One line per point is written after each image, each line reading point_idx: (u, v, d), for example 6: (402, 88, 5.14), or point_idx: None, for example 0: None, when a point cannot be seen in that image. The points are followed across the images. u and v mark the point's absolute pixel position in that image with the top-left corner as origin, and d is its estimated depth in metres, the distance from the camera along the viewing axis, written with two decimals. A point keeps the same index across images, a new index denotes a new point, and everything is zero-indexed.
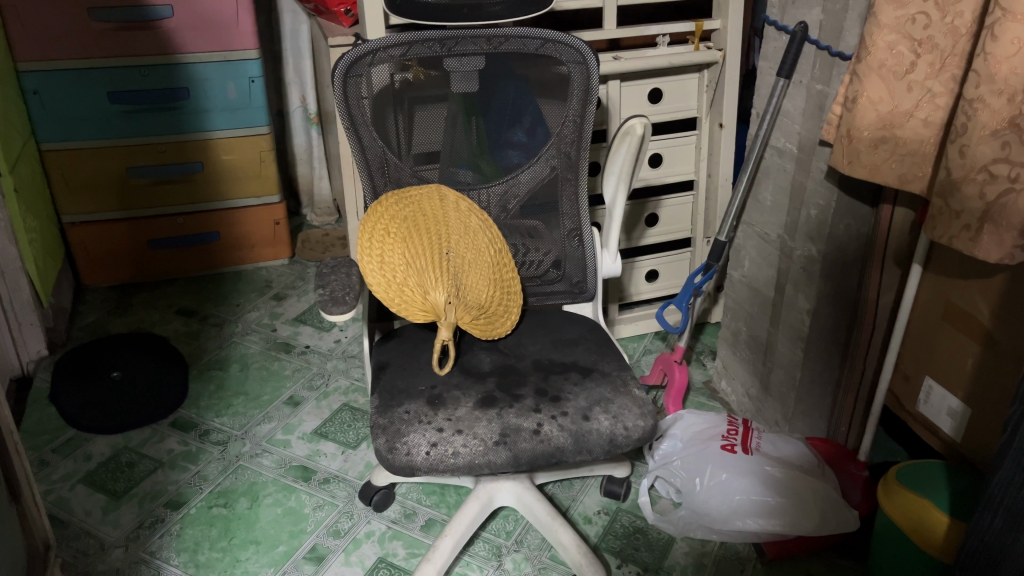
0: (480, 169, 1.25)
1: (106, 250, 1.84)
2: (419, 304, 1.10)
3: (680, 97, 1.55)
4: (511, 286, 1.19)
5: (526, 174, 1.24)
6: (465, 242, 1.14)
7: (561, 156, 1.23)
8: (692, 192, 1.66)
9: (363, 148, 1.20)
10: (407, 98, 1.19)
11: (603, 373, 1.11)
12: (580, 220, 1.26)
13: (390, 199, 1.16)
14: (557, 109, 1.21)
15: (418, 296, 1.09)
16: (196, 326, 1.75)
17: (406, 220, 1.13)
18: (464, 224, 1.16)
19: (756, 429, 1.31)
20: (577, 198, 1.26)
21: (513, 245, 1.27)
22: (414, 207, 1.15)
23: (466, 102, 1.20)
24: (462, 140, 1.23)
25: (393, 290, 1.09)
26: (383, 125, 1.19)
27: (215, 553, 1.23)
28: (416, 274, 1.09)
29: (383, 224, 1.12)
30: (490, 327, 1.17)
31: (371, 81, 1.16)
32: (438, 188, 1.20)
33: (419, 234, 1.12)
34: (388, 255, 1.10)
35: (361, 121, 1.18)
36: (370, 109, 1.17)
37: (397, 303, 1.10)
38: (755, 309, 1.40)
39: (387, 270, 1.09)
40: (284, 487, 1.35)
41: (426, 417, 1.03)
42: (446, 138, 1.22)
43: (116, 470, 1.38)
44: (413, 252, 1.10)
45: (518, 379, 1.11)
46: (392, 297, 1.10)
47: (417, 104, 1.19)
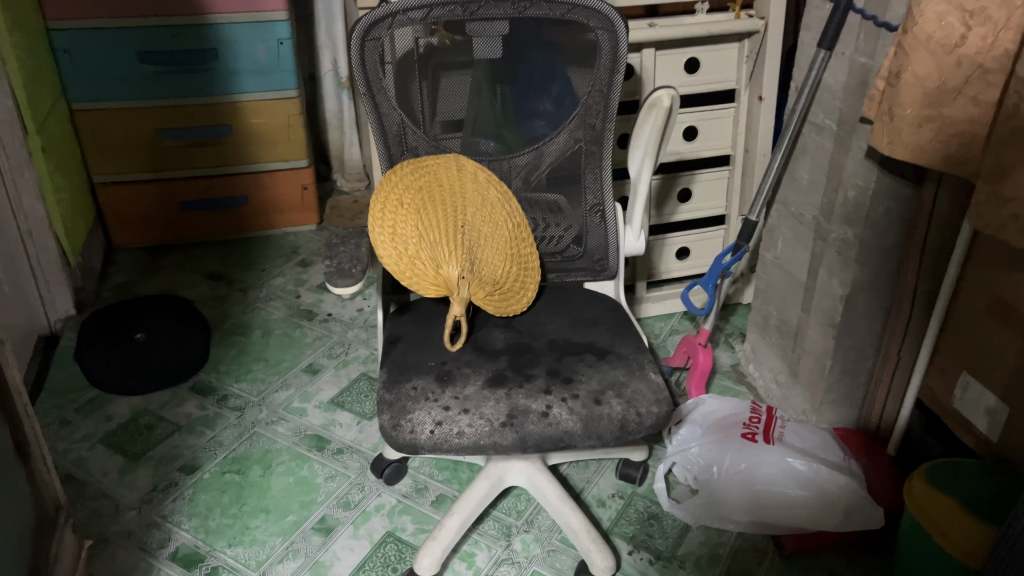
0: (502, 140, 1.21)
1: (136, 212, 1.84)
2: (430, 277, 1.07)
3: (718, 68, 1.49)
4: (528, 261, 1.17)
5: (549, 145, 1.20)
6: (480, 214, 1.12)
7: (586, 128, 1.18)
8: (728, 168, 1.60)
9: (380, 115, 1.16)
10: (428, 64, 1.15)
11: (619, 355, 1.07)
12: (605, 195, 1.21)
13: (407, 169, 1.13)
14: (584, 79, 1.16)
15: (430, 269, 1.06)
16: (222, 290, 1.75)
17: (421, 191, 1.09)
18: (481, 196, 1.13)
19: (780, 417, 1.26)
20: (602, 173, 1.21)
21: (534, 219, 1.23)
22: (430, 177, 1.12)
23: (489, 69, 1.16)
24: (485, 109, 1.19)
25: (404, 263, 1.06)
26: (403, 93, 1.16)
27: (226, 519, 1.23)
28: (429, 246, 1.06)
29: (395, 194, 1.09)
30: (505, 303, 1.15)
31: (390, 46, 1.12)
32: (457, 160, 1.16)
33: (434, 205, 1.08)
34: (400, 226, 1.06)
35: (379, 87, 1.14)
36: (389, 75, 1.14)
37: (408, 276, 1.07)
38: (786, 292, 1.34)
39: (398, 242, 1.06)
40: (297, 456, 1.34)
41: (434, 394, 1.01)
42: (467, 106, 1.18)
43: (135, 432, 1.38)
44: (426, 224, 1.07)
45: (531, 358, 1.07)
46: (403, 270, 1.07)
47: (437, 71, 1.15)
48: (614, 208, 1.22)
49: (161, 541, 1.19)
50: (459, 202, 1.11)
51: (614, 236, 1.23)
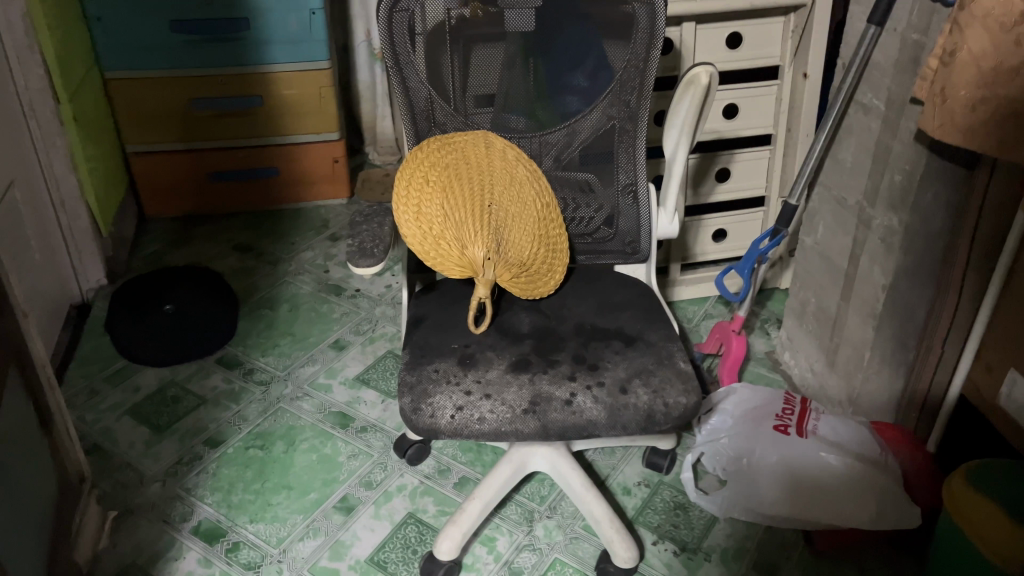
0: (533, 116, 1.17)
1: (167, 182, 1.84)
2: (456, 258, 1.04)
3: (762, 43, 1.43)
4: (556, 242, 1.13)
5: (582, 122, 1.16)
6: (508, 192, 1.09)
7: (621, 104, 1.14)
8: (769, 147, 1.54)
9: (407, 89, 1.13)
10: (458, 37, 1.11)
11: (647, 343, 1.04)
12: (638, 175, 1.17)
13: (433, 145, 1.10)
14: (620, 54, 1.11)
15: (456, 249, 1.04)
16: (251, 262, 1.75)
17: (447, 169, 1.06)
18: (510, 174, 1.10)
19: (815, 409, 1.21)
20: (636, 151, 1.17)
21: (564, 198, 1.19)
22: (457, 154, 1.09)
23: (521, 42, 1.12)
24: (516, 84, 1.15)
25: (430, 244, 1.04)
26: (432, 66, 1.12)
27: (248, 495, 1.22)
28: (456, 225, 1.03)
29: (421, 171, 1.06)
30: (532, 286, 1.12)
31: (419, 17, 1.08)
32: (487, 137, 1.13)
33: (459, 183, 1.06)
34: (425, 205, 1.03)
35: (407, 61, 1.11)
36: (417, 48, 1.10)
37: (433, 257, 1.04)
38: (825, 279, 1.30)
39: (424, 221, 1.03)
40: (321, 433, 1.33)
41: (456, 378, 0.98)
42: (498, 81, 1.14)
43: (162, 404, 1.39)
44: (452, 204, 1.04)
45: (557, 343, 1.05)
46: (428, 251, 1.04)
47: (467, 43, 1.11)
48: (647, 188, 1.18)
49: (184, 514, 1.19)
50: (485, 180, 1.08)
51: (647, 218, 1.19)
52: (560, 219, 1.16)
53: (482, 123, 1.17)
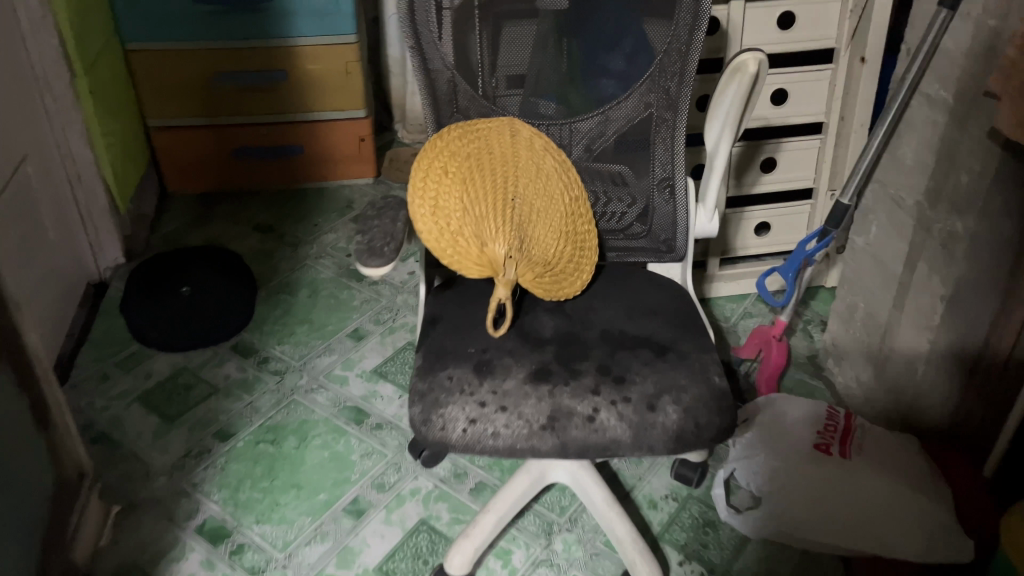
0: (565, 101, 1.08)
1: (190, 158, 1.79)
2: (474, 257, 0.97)
3: (817, 23, 1.32)
4: (584, 240, 1.06)
5: (616, 110, 1.07)
6: (532, 185, 1.01)
7: (660, 91, 1.05)
8: (820, 137, 1.44)
9: (428, 71, 1.05)
10: (485, 15, 1.02)
11: (680, 354, 0.96)
12: (677, 169, 1.08)
13: (455, 133, 1.02)
14: (659, 35, 1.02)
15: (474, 247, 0.96)
16: (272, 244, 1.69)
17: (468, 160, 0.99)
18: (534, 165, 1.03)
19: (861, 426, 1.12)
20: (674, 142, 1.07)
21: (595, 192, 1.11)
22: (478, 143, 1.01)
23: (552, 21, 1.03)
24: (548, 68, 1.06)
25: (447, 242, 0.96)
26: (456, 47, 1.04)
27: (256, 493, 1.17)
28: (475, 221, 0.96)
29: (440, 162, 0.98)
30: (557, 287, 1.04)
31: None
32: (511, 124, 1.05)
33: (480, 176, 0.98)
34: (442, 198, 0.96)
35: (429, 41, 1.03)
36: (440, 27, 1.02)
37: (449, 255, 0.97)
38: (877, 284, 1.20)
39: (441, 216, 0.96)
40: (334, 429, 1.28)
41: (470, 387, 0.91)
42: (527, 65, 1.06)
43: (173, 392, 1.34)
44: (471, 199, 0.96)
45: (581, 351, 0.97)
46: (443, 248, 0.96)
47: (494, 22, 1.03)
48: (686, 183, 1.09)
49: (189, 512, 1.15)
50: (508, 173, 1.00)
51: (685, 217, 1.09)
52: (589, 213, 1.08)
53: (509, 108, 1.08)
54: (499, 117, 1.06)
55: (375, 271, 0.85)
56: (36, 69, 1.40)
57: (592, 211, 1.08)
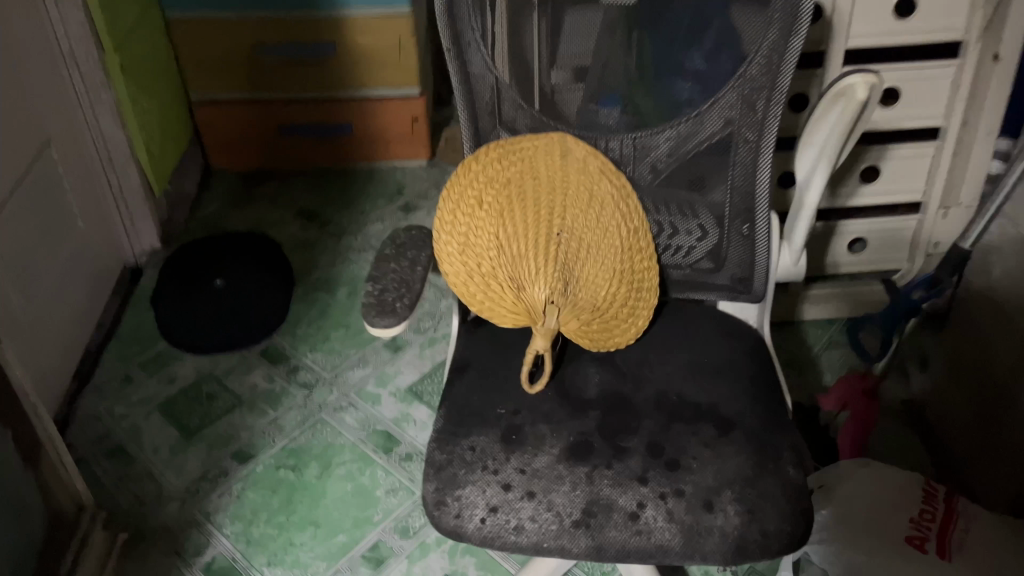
0: (624, 117, 0.90)
1: (234, 134, 1.68)
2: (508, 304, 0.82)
3: (945, 13, 1.10)
4: (641, 280, 0.90)
5: (687, 126, 0.89)
6: (582, 219, 0.86)
7: (742, 107, 0.85)
8: (937, 144, 1.22)
9: (467, 72, 0.88)
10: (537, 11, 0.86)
11: (747, 435, 0.80)
12: (757, 202, 0.89)
13: (493, 158, 0.86)
14: (745, 36, 0.82)
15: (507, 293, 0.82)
16: (314, 233, 1.58)
17: (506, 189, 0.84)
18: (587, 194, 0.87)
19: (965, 518, 0.93)
20: (756, 170, 0.88)
21: (659, 220, 0.94)
22: (523, 167, 0.86)
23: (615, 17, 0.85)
24: (608, 75, 0.88)
25: (477, 286, 0.82)
26: (501, 48, 0.87)
27: (271, 529, 1.08)
28: (510, 263, 0.82)
29: (473, 191, 0.83)
30: (607, 336, 0.89)
31: None
32: (563, 148, 0.88)
33: (518, 209, 0.84)
34: (472, 236, 0.82)
35: (469, 39, 0.86)
36: (482, 23, 0.85)
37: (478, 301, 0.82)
38: (995, 337, 1.01)
39: (471, 258, 0.82)
40: (360, 457, 1.17)
41: (494, 463, 0.78)
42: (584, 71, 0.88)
43: (195, 401, 1.25)
44: (506, 236, 0.82)
45: (629, 422, 0.82)
46: (472, 293, 0.82)
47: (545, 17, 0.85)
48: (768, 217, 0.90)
49: (198, 546, 1.06)
50: (552, 206, 0.85)
51: (765, 258, 0.91)
52: (648, 251, 0.91)
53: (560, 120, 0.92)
54: (549, 134, 0.88)
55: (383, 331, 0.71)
56: (63, 46, 1.30)
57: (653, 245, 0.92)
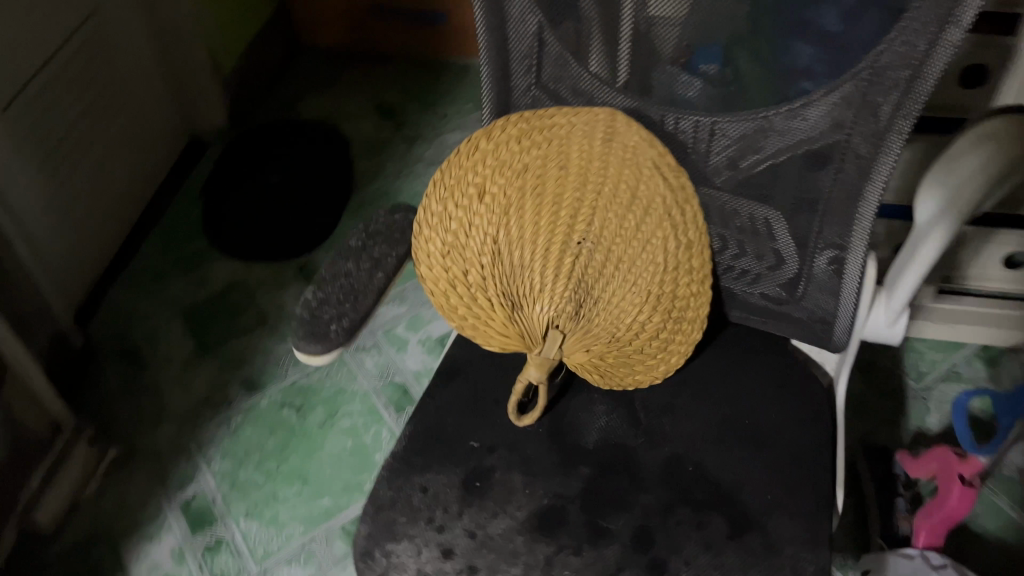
0: (698, 100, 0.68)
1: (323, 9, 1.53)
2: (497, 325, 0.65)
3: None
4: (683, 311, 0.70)
5: (777, 126, 0.65)
6: (612, 228, 0.67)
7: (854, 115, 0.61)
8: None
9: (498, 13, 0.67)
10: None
11: (764, 547, 0.63)
12: (854, 237, 0.67)
13: (512, 137, 0.68)
14: (877, 16, 0.57)
15: (496, 312, 0.65)
16: (387, 134, 1.44)
17: (519, 177, 0.66)
18: (626, 195, 0.68)
19: None
20: (859, 197, 0.65)
21: (725, 234, 0.73)
22: (548, 150, 0.67)
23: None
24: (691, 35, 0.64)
25: (460, 301, 0.65)
26: None
27: (257, 476, 1.01)
28: (505, 276, 0.65)
29: (476, 175, 0.66)
30: (625, 372, 0.71)
31: None
32: (609, 131, 0.68)
33: (530, 206, 0.66)
34: (464, 234, 0.65)
35: None
36: None
37: (461, 316, 0.66)
38: None
39: (457, 261, 0.65)
40: (369, 411, 1.07)
41: (442, 519, 0.65)
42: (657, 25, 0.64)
43: (220, 312, 1.18)
44: (506, 240, 0.65)
45: (621, 494, 0.66)
46: (453, 306, 0.66)
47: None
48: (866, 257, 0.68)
49: (183, 479, 1.01)
50: (577, 205, 0.67)
51: (851, 308, 0.70)
52: (698, 276, 0.71)
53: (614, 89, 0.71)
54: (595, 110, 0.69)
55: (312, 358, 0.58)
56: None
57: (709, 264, 0.72)
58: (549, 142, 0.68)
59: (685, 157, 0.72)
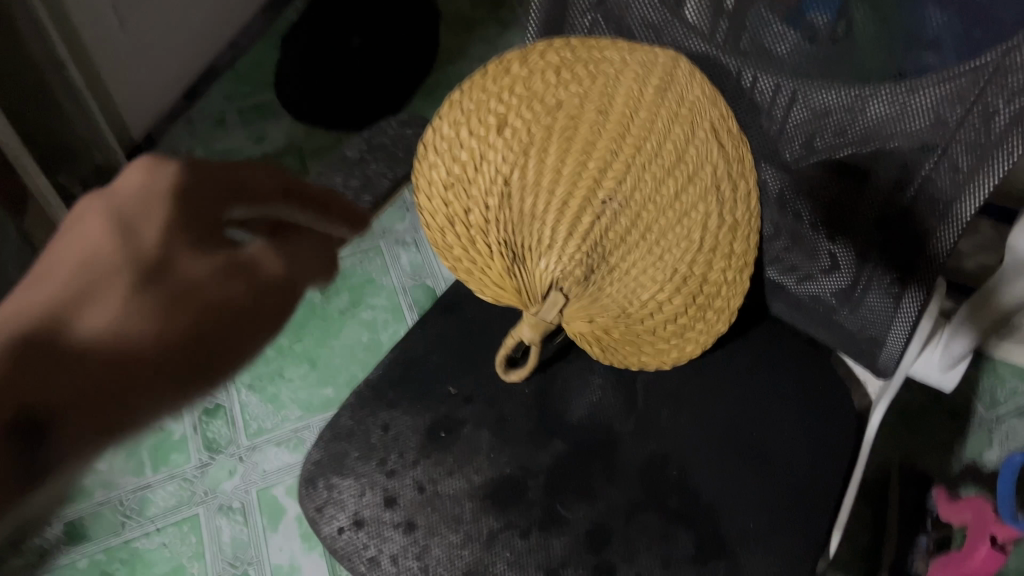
0: (780, 63, 0.57)
1: None
2: (493, 276, 0.58)
3: None
4: (709, 299, 0.62)
5: (863, 113, 0.54)
6: (652, 190, 0.56)
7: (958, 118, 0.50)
8: None
9: None
10: None
11: None
12: (923, 260, 0.56)
13: (554, 72, 0.59)
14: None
15: (495, 260, 0.57)
16: (481, 13, 1.34)
17: (547, 114, 0.58)
18: (674, 156, 0.57)
19: None
20: (940, 216, 0.53)
21: (778, 221, 0.63)
22: (591, 89, 0.59)
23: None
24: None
25: (456, 241, 0.59)
26: None
27: (269, 350, 1.00)
28: (509, 220, 0.56)
29: (500, 107, 0.59)
30: (631, 352, 0.64)
31: None
32: (665, 82, 0.59)
33: (556, 147, 0.56)
34: (473, 169, 0.58)
35: None
36: None
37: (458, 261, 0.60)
38: None
39: (460, 198, 0.58)
40: (392, 309, 1.03)
41: (395, 463, 0.61)
42: None
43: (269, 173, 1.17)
44: (520, 180, 0.56)
45: (591, 482, 0.61)
46: (451, 247, 0.60)
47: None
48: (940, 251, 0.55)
49: None
50: (609, 156, 0.56)
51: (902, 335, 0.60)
52: (737, 259, 0.62)
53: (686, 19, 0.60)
54: (660, 56, 0.60)
55: None
56: None
57: (753, 252, 0.64)
58: (593, 82, 0.59)
59: (753, 127, 0.62)
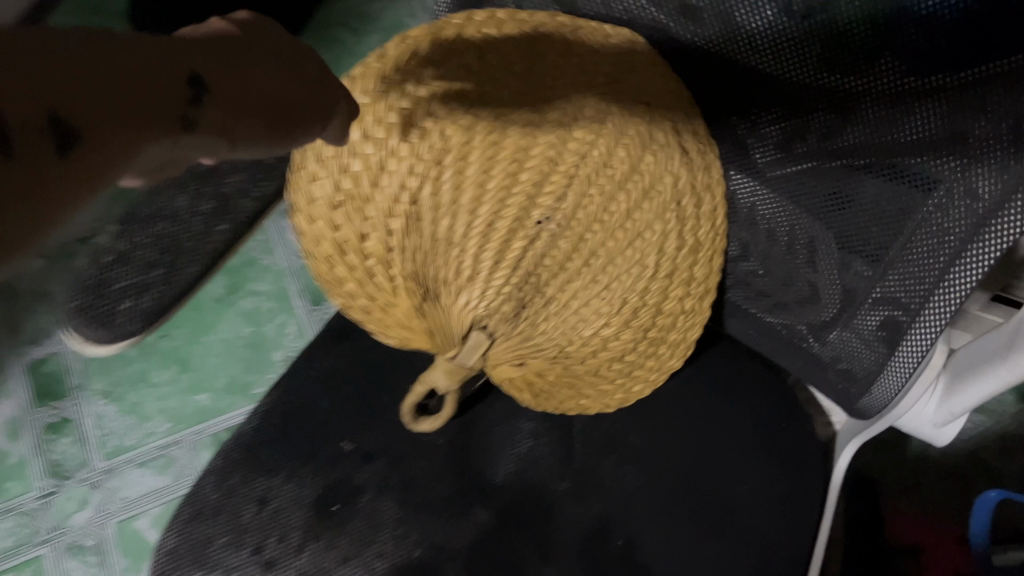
0: (760, 43, 0.45)
1: None
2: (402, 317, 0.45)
3: None
4: (666, 333, 0.49)
5: (861, 118, 0.43)
6: (601, 206, 0.42)
7: (988, 130, 0.39)
8: None
9: None
10: None
11: None
12: (929, 307, 0.45)
13: (473, 61, 0.45)
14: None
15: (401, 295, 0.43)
16: None
17: (462, 114, 0.43)
18: (635, 161, 0.43)
19: None
20: (954, 255, 0.43)
21: (752, 236, 0.52)
22: (522, 82, 0.45)
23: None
24: None
25: (351, 271, 0.45)
26: None
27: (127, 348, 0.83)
28: (417, 247, 0.42)
29: (403, 100, 0.44)
30: (569, 396, 0.52)
31: None
32: (617, 69, 0.47)
33: (474, 155, 0.41)
34: (363, 180, 0.43)
35: None
36: None
37: (356, 293, 0.46)
38: None
39: (350, 218, 0.44)
40: (278, 295, 0.87)
41: (275, 552, 0.49)
42: None
43: None
44: (427, 200, 0.41)
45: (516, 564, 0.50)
46: (347, 279, 0.46)
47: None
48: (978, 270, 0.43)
49: None
50: (549, 166, 0.41)
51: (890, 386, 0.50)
52: (697, 287, 0.50)
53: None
54: (603, 45, 0.48)
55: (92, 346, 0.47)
56: None
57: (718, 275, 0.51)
58: (523, 77, 0.45)
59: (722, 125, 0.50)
